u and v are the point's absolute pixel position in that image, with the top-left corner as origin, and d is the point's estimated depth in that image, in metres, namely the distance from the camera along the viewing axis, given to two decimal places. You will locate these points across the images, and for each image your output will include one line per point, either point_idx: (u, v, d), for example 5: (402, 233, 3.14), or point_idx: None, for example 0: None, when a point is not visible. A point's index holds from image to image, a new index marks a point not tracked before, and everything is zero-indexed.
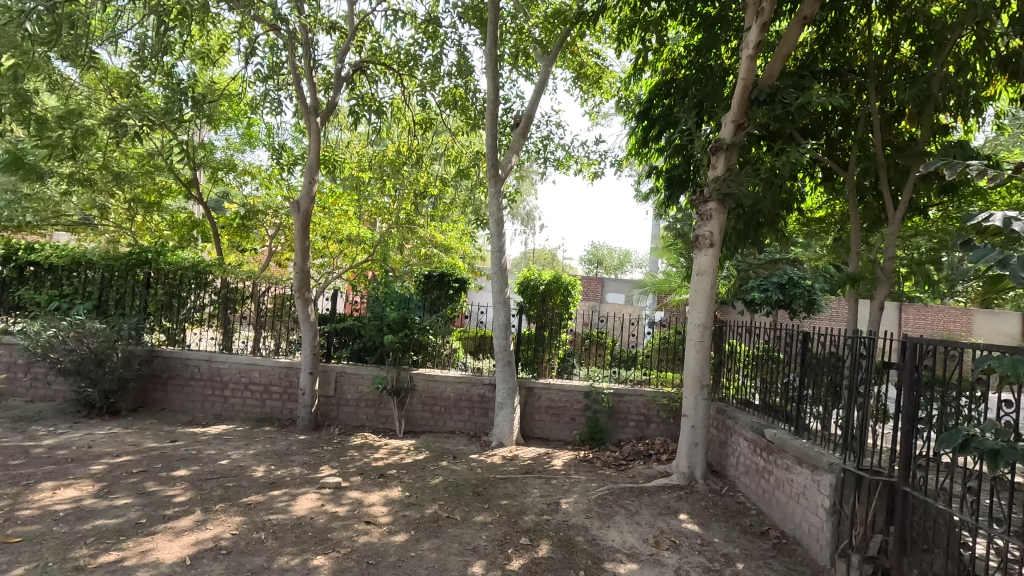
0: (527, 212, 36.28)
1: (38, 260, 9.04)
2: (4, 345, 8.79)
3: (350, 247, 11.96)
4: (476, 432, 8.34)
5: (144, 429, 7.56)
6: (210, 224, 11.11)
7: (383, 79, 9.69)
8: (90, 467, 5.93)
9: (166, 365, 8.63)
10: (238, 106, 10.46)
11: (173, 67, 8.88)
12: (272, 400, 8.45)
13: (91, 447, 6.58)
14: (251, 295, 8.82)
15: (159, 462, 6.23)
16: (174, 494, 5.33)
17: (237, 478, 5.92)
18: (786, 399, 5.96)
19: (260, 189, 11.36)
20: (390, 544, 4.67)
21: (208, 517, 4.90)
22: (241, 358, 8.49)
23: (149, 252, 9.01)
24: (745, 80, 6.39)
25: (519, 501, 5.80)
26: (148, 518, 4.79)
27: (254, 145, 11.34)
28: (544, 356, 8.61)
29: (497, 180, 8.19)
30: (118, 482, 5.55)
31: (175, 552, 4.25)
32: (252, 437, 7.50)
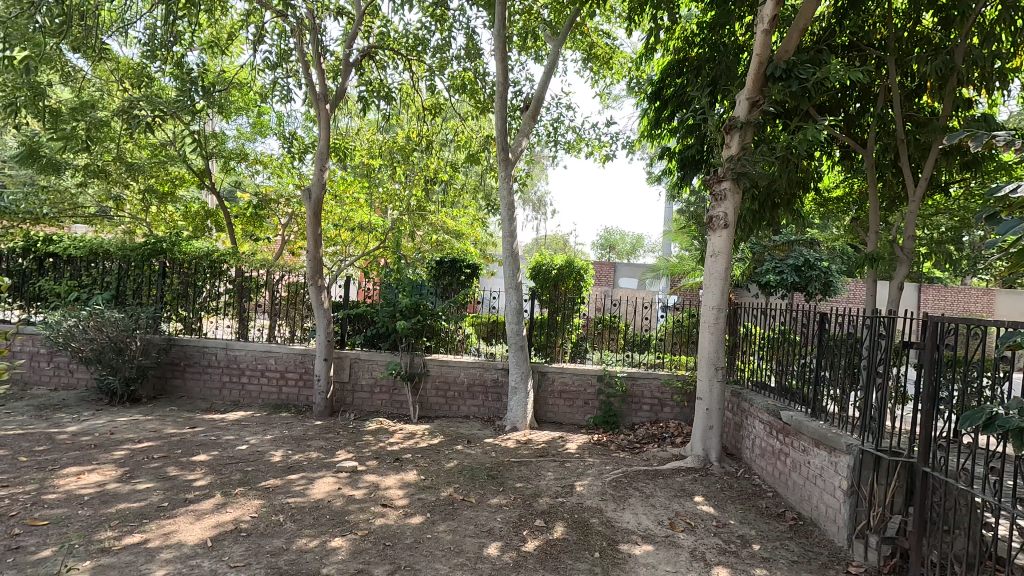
0: (538, 198, 36.29)
1: (57, 252, 9.18)
2: (28, 335, 8.97)
3: (361, 235, 11.72)
4: (489, 417, 8.39)
5: (164, 416, 7.69)
6: (224, 214, 11.20)
7: (392, 65, 9.66)
8: (113, 453, 6.05)
9: (184, 353, 8.74)
10: (249, 95, 10.47)
11: (184, 57, 8.86)
12: (288, 386, 8.56)
13: (113, 434, 6.72)
14: (266, 283, 8.84)
15: (179, 448, 6.34)
16: (194, 479, 5.43)
17: (255, 462, 6.00)
18: (803, 381, 5.88)
19: (272, 178, 11.41)
20: (406, 526, 4.72)
21: (228, 500, 4.99)
22: (258, 345, 8.58)
23: (164, 242, 9.04)
24: (760, 56, 6.23)
25: (534, 484, 5.83)
26: (169, 501, 4.90)
27: (265, 134, 11.31)
28: (558, 339, 8.58)
29: (507, 164, 8.08)
30: (140, 467, 5.67)
31: (197, 534, 4.34)
32: (269, 423, 7.60)
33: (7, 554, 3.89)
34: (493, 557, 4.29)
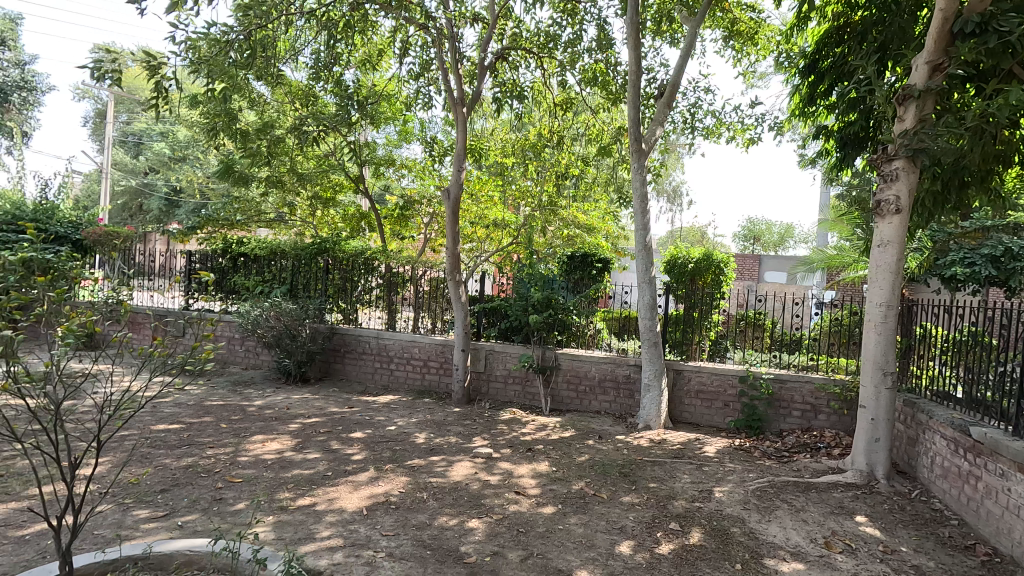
0: (673, 189, 34.70)
1: (247, 252, 10.77)
2: (226, 322, 10.64)
3: (496, 232, 11.85)
4: (621, 413, 8.25)
5: (328, 396, 8.71)
6: (375, 215, 12.32)
7: (524, 64, 9.87)
8: (289, 425, 7.00)
9: (343, 341, 9.81)
10: (396, 105, 11.38)
11: (342, 76, 9.89)
12: (430, 374, 9.20)
13: (289, 409, 7.77)
14: (410, 279, 9.62)
15: (340, 424, 7.14)
16: (352, 453, 6.09)
17: (402, 442, 6.55)
18: (1003, 393, 4.94)
19: (416, 181, 12.30)
20: (539, 515, 4.83)
21: (380, 475, 5.51)
22: (404, 335, 9.35)
23: (327, 242, 10.14)
24: (944, 10, 5.34)
25: (669, 485, 5.63)
26: (333, 471, 5.54)
27: (410, 140, 12.20)
28: (694, 337, 8.21)
29: (641, 155, 7.83)
30: (310, 439, 6.49)
31: (355, 502, 4.86)
32: (414, 407, 8.23)
33: (213, 503, 4.69)
34: (626, 555, 4.23)
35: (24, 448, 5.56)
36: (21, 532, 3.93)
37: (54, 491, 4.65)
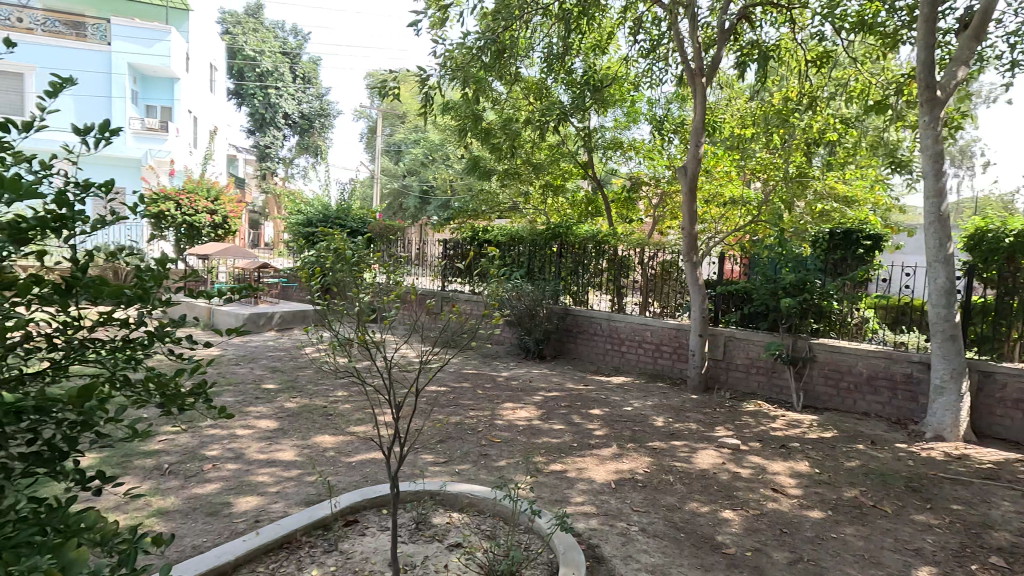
0: (960, 150, 27.72)
1: (490, 240, 11.71)
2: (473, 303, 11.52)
3: (733, 212, 10.82)
4: (899, 418, 6.95)
5: (564, 373, 9.17)
6: (603, 200, 12.48)
7: (770, 20, 8.86)
8: (534, 396, 7.56)
9: (576, 322, 10.15)
10: (624, 87, 11.29)
11: (573, 66, 10.18)
12: (663, 358, 9.02)
13: (531, 382, 8.40)
14: (638, 262, 9.63)
15: (579, 400, 7.46)
16: (594, 428, 6.31)
17: (641, 424, 6.55)
18: None
19: (643, 163, 12.08)
20: (805, 517, 4.36)
21: (623, 452, 5.60)
22: (635, 318, 9.35)
23: (561, 227, 10.63)
24: None
25: (981, 511, 4.55)
26: (578, 443, 5.81)
27: (638, 120, 11.98)
28: (1008, 333, 6.53)
29: (933, 106, 6.38)
30: (553, 411, 6.92)
31: (602, 475, 5.03)
32: (648, 391, 8.16)
33: (480, 457, 5.32)
34: None
35: (342, 395, 7.06)
36: (350, 460, 5.00)
37: (366, 431, 5.81)
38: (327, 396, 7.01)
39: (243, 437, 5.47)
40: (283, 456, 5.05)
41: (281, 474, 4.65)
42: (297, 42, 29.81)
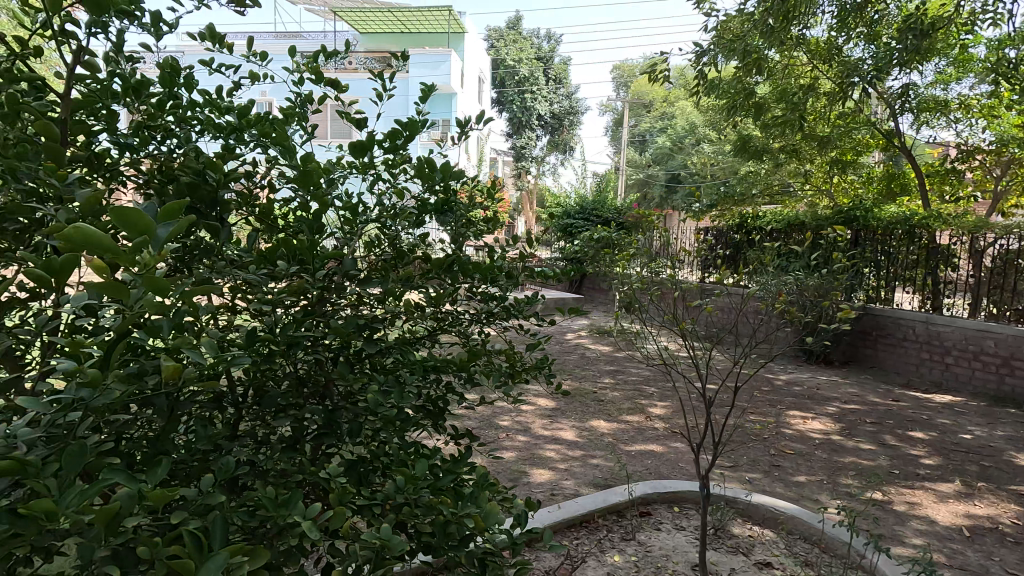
0: None
1: (762, 227, 10.35)
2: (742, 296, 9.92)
3: None
4: None
5: (860, 383, 7.70)
6: (913, 175, 10.12)
7: None
8: (826, 407, 6.49)
9: (876, 323, 8.37)
10: (954, 30, 8.87)
11: (879, 14, 8.38)
12: (1015, 378, 6.96)
13: (820, 390, 7.25)
14: (965, 247, 7.68)
15: (890, 418, 6.13)
16: (920, 455, 5.08)
17: (993, 459, 5.04)
18: None
19: (979, 125, 9.40)
20: None
21: (973, 492, 4.36)
22: (969, 323, 7.36)
23: (856, 210, 8.68)
24: None
25: None
26: (901, 471, 4.73)
27: (972, 71, 9.31)
28: None
29: None
30: (857, 427, 5.81)
31: (947, 517, 3.97)
32: (994, 417, 6.29)
33: (773, 467, 4.72)
34: None
35: (609, 382, 7.11)
36: (630, 449, 4.94)
37: (640, 421, 5.70)
38: (595, 381, 7.14)
39: (527, 412, 5.88)
40: (565, 435, 5.25)
41: (566, 452, 4.83)
42: (551, 46, 31.57)
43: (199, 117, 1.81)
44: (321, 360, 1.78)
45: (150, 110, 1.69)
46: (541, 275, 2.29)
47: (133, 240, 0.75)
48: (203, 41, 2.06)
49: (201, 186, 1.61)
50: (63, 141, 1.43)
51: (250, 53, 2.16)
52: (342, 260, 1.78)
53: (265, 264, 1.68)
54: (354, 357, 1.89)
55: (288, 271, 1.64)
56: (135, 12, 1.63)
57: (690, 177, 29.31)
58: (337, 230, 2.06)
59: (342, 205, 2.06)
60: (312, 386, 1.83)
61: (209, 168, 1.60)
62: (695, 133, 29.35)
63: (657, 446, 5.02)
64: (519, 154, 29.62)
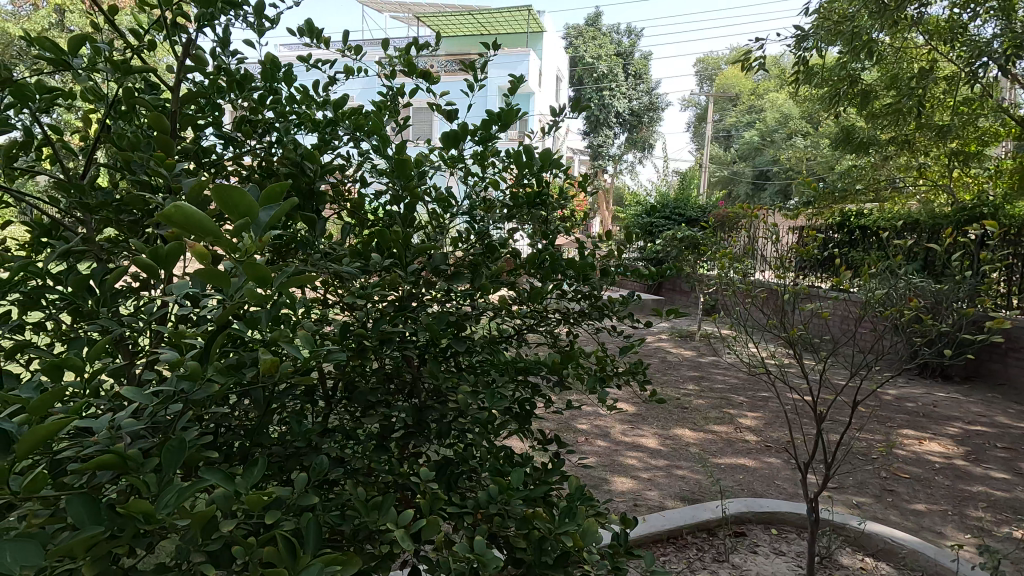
0: None
1: (866, 225, 9.70)
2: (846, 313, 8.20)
3: None
4: None
5: (987, 402, 6.81)
6: None
7: None
8: (946, 427, 5.78)
9: (1009, 334, 7.41)
10: None
11: None
12: None
13: (937, 408, 6.47)
14: None
15: None
16: None
17: None
18: None
19: None
20: None
21: None
22: None
23: (982, 206, 7.83)
24: None
25: None
26: None
27: None
28: None
29: None
30: (986, 452, 5.11)
31: None
32: None
33: (886, 491, 4.24)
34: None
35: (693, 388, 6.74)
36: (718, 461, 4.62)
37: (728, 432, 5.34)
38: (678, 387, 6.79)
39: (607, 416, 5.67)
40: (647, 443, 5.01)
41: (649, 461, 4.60)
42: (631, 41, 30.74)
43: (297, 111, 1.82)
44: (411, 357, 1.73)
45: (253, 104, 1.72)
46: (636, 274, 2.14)
47: (234, 224, 0.70)
48: (302, 37, 2.08)
49: (300, 177, 1.61)
50: (174, 134, 1.47)
51: (345, 48, 2.16)
52: (433, 254, 1.72)
53: (358, 256, 1.66)
54: (441, 354, 1.83)
55: (380, 264, 1.60)
56: (241, 6, 1.65)
57: (781, 173, 27.51)
58: (427, 224, 2.02)
59: (433, 198, 2.01)
60: (399, 381, 1.79)
61: (307, 159, 1.60)
62: (786, 126, 27.48)
63: (750, 460, 4.67)
64: (596, 153, 29.10)
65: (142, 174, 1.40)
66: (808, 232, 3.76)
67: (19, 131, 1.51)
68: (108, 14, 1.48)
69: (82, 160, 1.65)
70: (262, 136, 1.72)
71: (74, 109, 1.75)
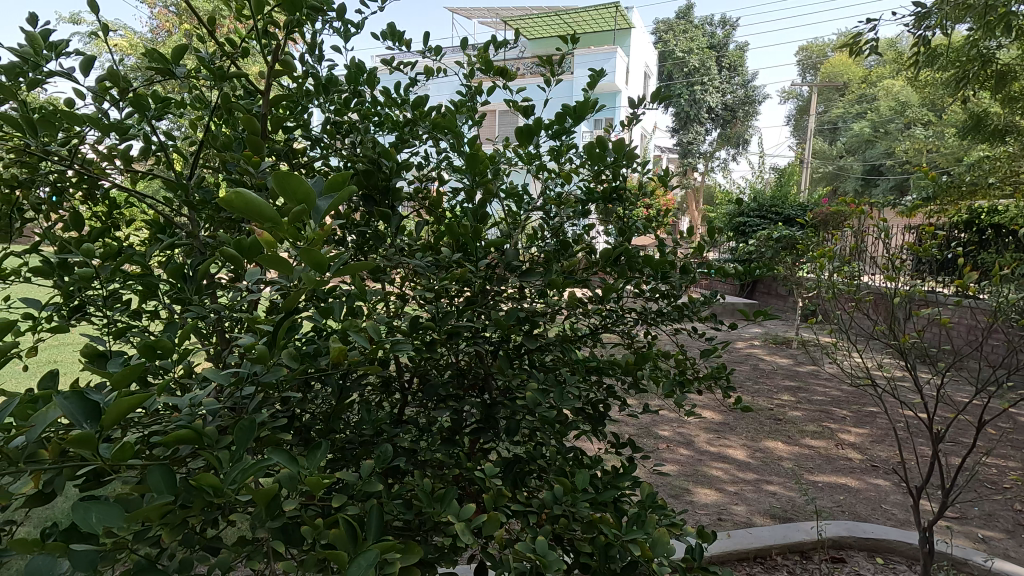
0: None
1: (1002, 223, 8.69)
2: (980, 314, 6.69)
3: None
4: None
5: None
6: None
7: None
8: None
9: None
10: None
11: None
12: None
13: None
14: None
15: None
16: None
17: None
18: None
19: None
20: None
21: None
22: None
23: None
24: None
25: None
26: None
27: None
28: None
29: None
30: None
31: None
32: None
33: (1021, 526, 3.70)
34: None
35: (788, 399, 6.26)
36: (815, 479, 4.26)
37: (827, 447, 4.92)
38: (770, 397, 6.34)
39: (690, 423, 5.42)
40: (734, 454, 4.72)
41: (736, 474, 4.33)
42: (726, 32, 29.23)
43: (380, 112, 1.88)
44: (481, 353, 1.74)
45: (338, 106, 1.79)
46: (721, 273, 1.98)
47: (292, 211, 0.73)
48: (386, 40, 2.15)
49: (376, 173, 1.67)
50: (264, 136, 1.58)
51: (426, 50, 2.21)
52: (504, 249, 1.71)
53: (430, 251, 1.67)
54: (513, 351, 1.81)
55: (451, 259, 1.61)
56: (327, 12, 1.73)
57: (897, 167, 25.09)
58: (502, 221, 2.01)
59: (506, 195, 2.01)
60: (473, 377, 1.80)
61: (383, 157, 1.65)
62: (903, 115, 24.89)
63: (852, 480, 4.26)
64: (686, 151, 27.96)
65: (235, 172, 1.50)
66: (925, 229, 3.35)
67: (138, 136, 1.69)
68: (209, 26, 1.62)
69: (190, 162, 1.81)
70: (345, 136, 1.79)
71: (185, 117, 1.93)
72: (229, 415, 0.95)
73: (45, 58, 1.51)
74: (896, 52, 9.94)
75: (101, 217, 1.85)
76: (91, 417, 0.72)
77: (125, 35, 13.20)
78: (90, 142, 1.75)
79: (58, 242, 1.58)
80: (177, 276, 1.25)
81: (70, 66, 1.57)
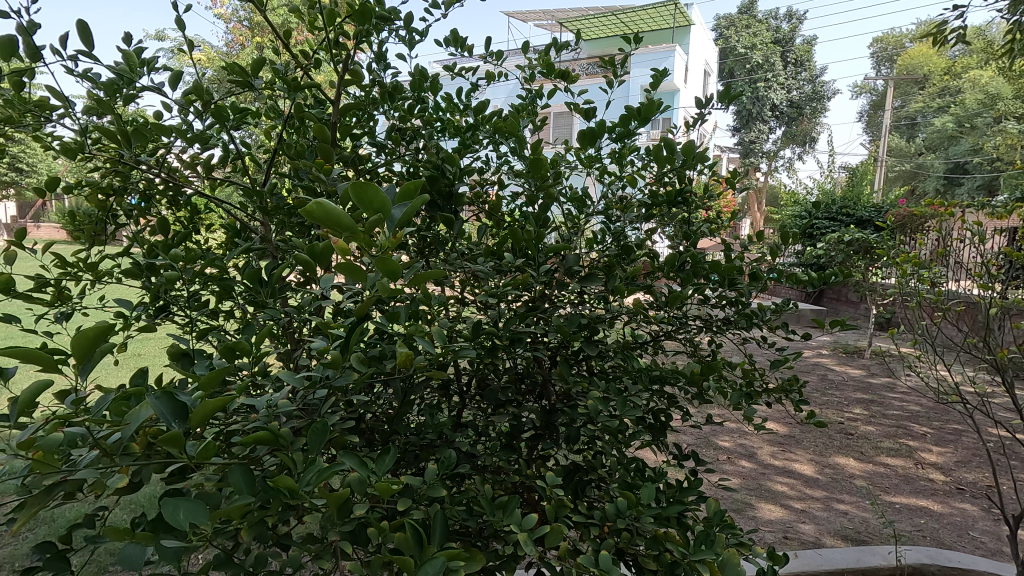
0: None
1: None
2: None
3: None
4: None
5: None
6: None
7: None
8: None
9: None
10: None
11: None
12: None
13: None
14: None
15: None
16: None
17: None
18: None
19: None
20: None
21: None
22: None
23: None
24: None
25: None
26: None
27: None
28: None
29: None
30: None
31: None
32: None
33: None
34: None
35: (861, 412, 5.88)
36: (892, 500, 3.97)
37: (906, 466, 4.58)
38: (841, 410, 5.98)
39: (753, 435, 5.19)
40: (801, 469, 4.49)
41: (803, 490, 4.11)
42: (792, 26, 27.94)
43: (442, 118, 1.90)
44: (540, 358, 1.72)
45: (402, 113, 1.83)
46: (793, 279, 1.86)
47: (365, 220, 0.74)
48: (448, 46, 2.17)
49: (440, 178, 1.68)
50: (333, 143, 1.63)
51: (487, 55, 2.22)
52: (564, 254, 1.69)
53: (492, 256, 1.67)
54: (572, 357, 1.78)
55: (513, 264, 1.60)
56: (393, 20, 1.77)
57: (985, 164, 23.23)
58: (562, 225, 1.98)
59: (567, 199, 1.98)
60: (531, 383, 1.78)
61: (447, 162, 1.66)
62: (993, 108, 22.90)
63: (934, 504, 3.95)
64: (748, 150, 26.93)
65: (307, 179, 1.56)
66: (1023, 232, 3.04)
67: (217, 145, 1.77)
68: (284, 38, 1.68)
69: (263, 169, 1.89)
70: (409, 142, 1.83)
71: (259, 126, 2.02)
72: (301, 417, 0.97)
73: (137, 74, 1.62)
74: (986, 41, 9.16)
75: (184, 222, 1.96)
76: (179, 416, 0.75)
77: (204, 48, 14.03)
78: (175, 152, 1.85)
79: (147, 246, 1.69)
80: (253, 280, 1.30)
81: (159, 82, 1.67)
